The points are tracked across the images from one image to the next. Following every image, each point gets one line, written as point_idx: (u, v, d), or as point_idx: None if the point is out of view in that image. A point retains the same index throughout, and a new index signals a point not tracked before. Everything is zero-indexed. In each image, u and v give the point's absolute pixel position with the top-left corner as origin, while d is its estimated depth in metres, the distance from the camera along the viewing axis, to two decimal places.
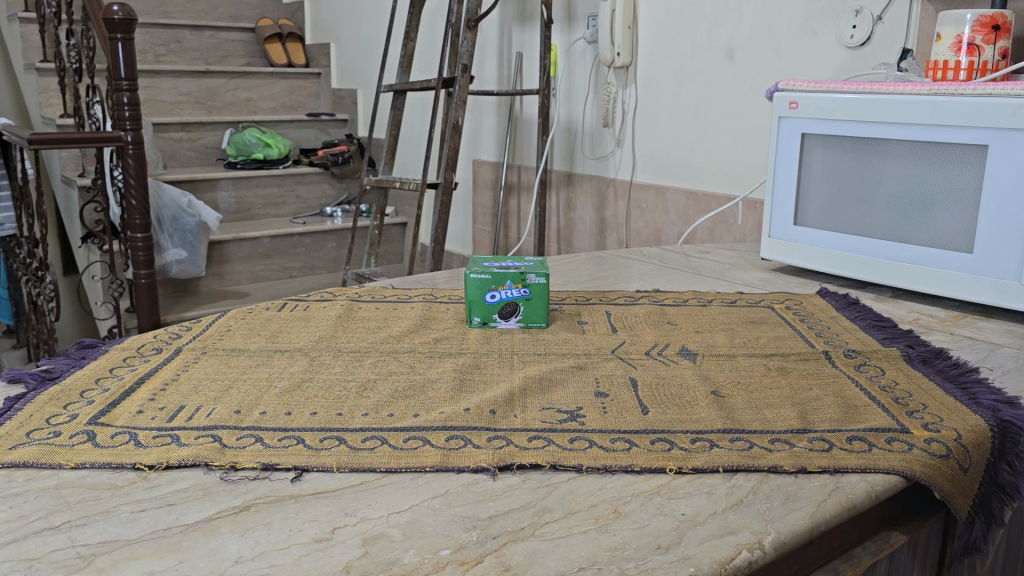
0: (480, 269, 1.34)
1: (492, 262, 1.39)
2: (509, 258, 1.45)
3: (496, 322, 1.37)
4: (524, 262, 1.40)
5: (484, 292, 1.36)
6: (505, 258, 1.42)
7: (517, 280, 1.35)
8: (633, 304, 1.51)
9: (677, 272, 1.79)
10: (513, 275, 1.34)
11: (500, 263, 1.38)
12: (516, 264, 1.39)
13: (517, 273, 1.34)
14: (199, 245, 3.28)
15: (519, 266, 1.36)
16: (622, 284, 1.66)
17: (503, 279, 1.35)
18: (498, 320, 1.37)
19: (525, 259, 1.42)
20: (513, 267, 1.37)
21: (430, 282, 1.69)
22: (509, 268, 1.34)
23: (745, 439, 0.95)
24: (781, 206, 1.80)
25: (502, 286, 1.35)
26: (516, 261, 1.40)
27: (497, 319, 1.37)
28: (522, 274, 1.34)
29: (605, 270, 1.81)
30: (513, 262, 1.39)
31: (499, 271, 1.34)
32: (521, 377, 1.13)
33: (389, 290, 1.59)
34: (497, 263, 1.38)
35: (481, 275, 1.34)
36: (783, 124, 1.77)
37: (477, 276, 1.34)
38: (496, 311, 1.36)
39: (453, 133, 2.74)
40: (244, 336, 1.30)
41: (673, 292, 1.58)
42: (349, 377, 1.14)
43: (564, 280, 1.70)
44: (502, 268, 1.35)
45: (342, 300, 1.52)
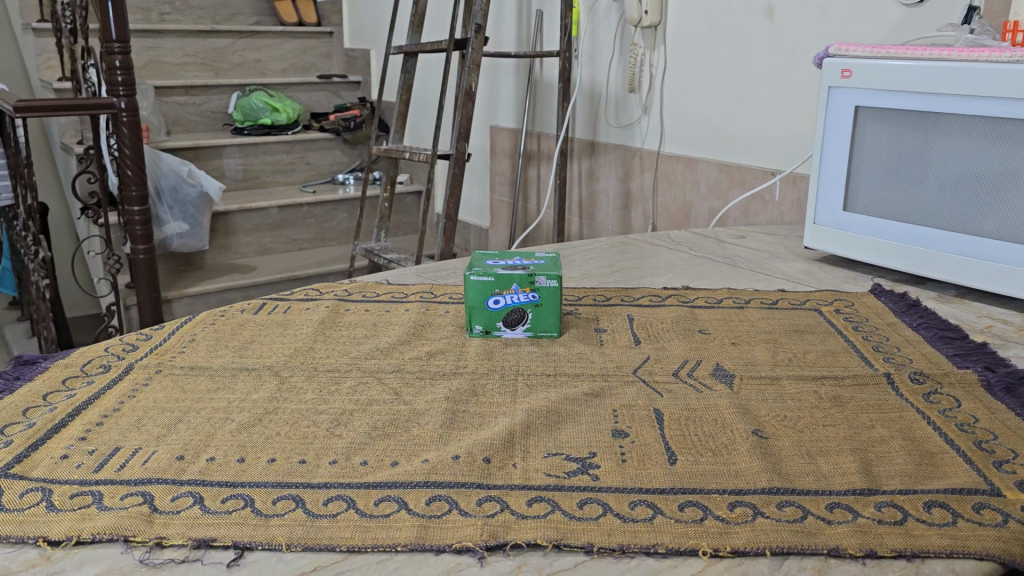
0: (482, 272, 1.15)
1: (497, 260, 1.21)
2: (515, 254, 1.26)
3: (500, 330, 1.19)
4: (538, 260, 1.21)
5: (486, 297, 1.17)
6: (512, 255, 1.24)
7: (523, 284, 1.16)
8: (660, 306, 1.32)
9: (710, 263, 1.59)
10: (519, 279, 1.15)
11: (509, 262, 1.20)
12: (527, 263, 1.20)
13: (525, 277, 1.15)
14: (200, 218, 3.10)
15: (529, 267, 1.17)
16: (647, 280, 1.47)
17: (508, 282, 1.16)
18: (502, 327, 1.19)
19: (540, 257, 1.23)
20: (522, 268, 1.17)
21: (432, 275, 1.51)
22: (514, 271, 1.15)
23: (797, 505, 0.77)
24: (828, 188, 1.58)
25: (508, 291, 1.16)
26: (528, 260, 1.21)
27: (501, 327, 1.19)
28: (530, 277, 1.15)
29: (629, 259, 1.61)
30: (523, 262, 1.20)
31: (504, 274, 1.15)
32: (525, 409, 0.95)
33: (385, 288, 1.41)
34: (506, 262, 1.20)
35: (484, 278, 1.16)
36: (833, 95, 1.55)
37: (479, 279, 1.16)
38: (501, 317, 1.18)
39: (464, 99, 2.52)
40: (209, 350, 1.13)
41: (705, 292, 1.39)
42: (321, 407, 0.96)
43: (583, 274, 1.50)
44: (508, 270, 1.16)
45: (330, 299, 1.34)
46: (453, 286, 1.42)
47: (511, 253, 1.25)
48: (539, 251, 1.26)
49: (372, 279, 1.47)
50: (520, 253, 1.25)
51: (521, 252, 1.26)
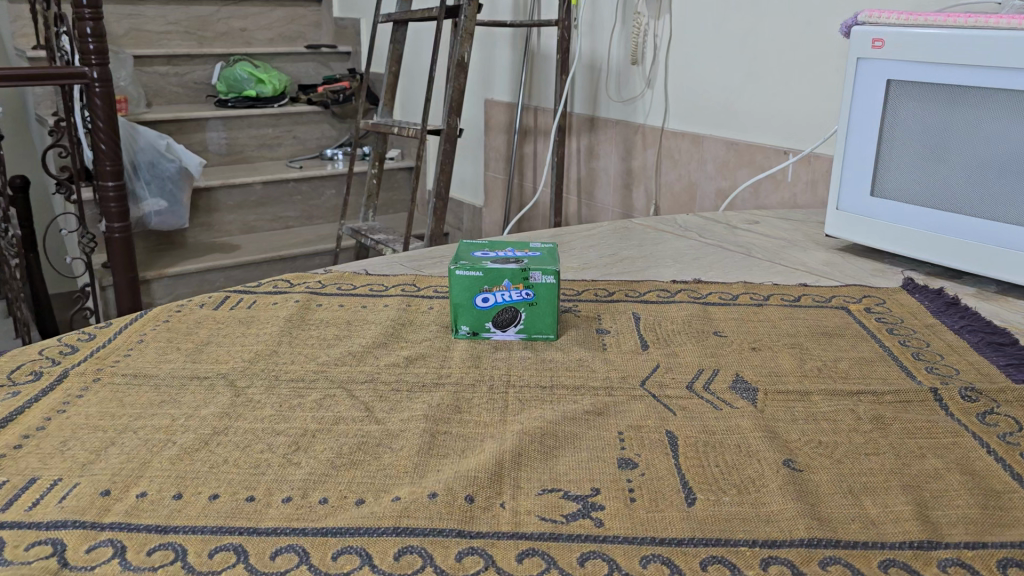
0: (470, 267, 1.01)
1: (488, 252, 1.07)
2: (508, 244, 1.12)
3: (490, 332, 1.05)
4: (534, 252, 1.07)
5: (474, 294, 1.03)
6: (503, 245, 1.10)
7: (516, 281, 1.02)
8: (670, 305, 1.18)
9: (724, 252, 1.45)
10: (512, 274, 1.01)
11: (501, 255, 1.06)
12: (520, 256, 1.05)
13: (518, 272, 1.01)
14: (180, 194, 2.94)
15: (523, 261, 1.03)
16: (656, 273, 1.33)
17: (499, 278, 1.02)
18: (492, 327, 1.05)
19: (537, 249, 1.09)
20: (515, 261, 1.03)
21: (417, 263, 1.36)
22: (506, 265, 1.01)
23: (845, 564, 0.63)
24: (854, 172, 1.44)
25: (498, 288, 1.02)
26: (521, 253, 1.07)
27: (490, 327, 1.05)
28: (524, 273, 1.01)
29: (634, 246, 1.47)
30: (516, 255, 1.06)
31: (494, 269, 1.01)
32: (517, 431, 0.82)
33: (363, 280, 1.27)
34: (498, 254, 1.06)
35: (471, 273, 1.01)
36: (862, 68, 1.40)
37: (466, 274, 1.01)
38: (490, 316, 1.04)
39: (457, 70, 2.35)
40: (158, 353, 0.99)
41: (720, 287, 1.25)
42: (280, 427, 0.83)
43: (584, 265, 1.36)
44: (499, 264, 1.02)
45: (301, 292, 1.20)
46: (439, 278, 1.28)
47: (504, 243, 1.11)
48: (535, 240, 1.12)
49: (349, 268, 1.32)
50: (514, 242, 1.11)
51: (515, 241, 1.12)
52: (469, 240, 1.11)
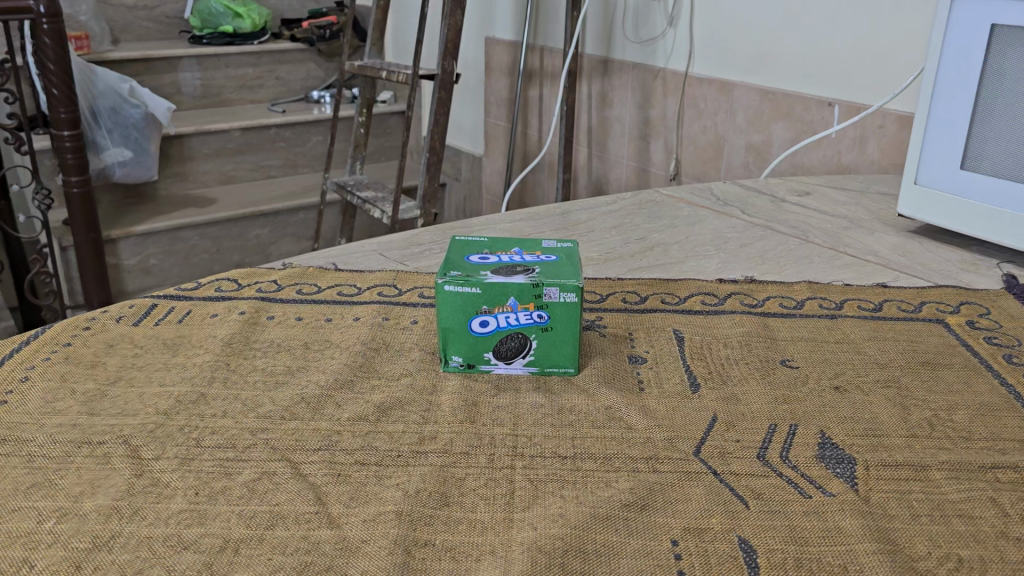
0: (465, 280, 0.76)
1: (487, 257, 0.83)
2: (515, 245, 0.86)
3: (490, 363, 0.80)
4: (547, 258, 0.83)
5: (469, 317, 0.78)
6: (507, 247, 0.85)
7: (526, 300, 0.77)
8: (720, 319, 0.92)
9: (776, 235, 1.18)
10: (521, 290, 0.77)
11: (505, 263, 0.81)
12: (529, 264, 0.81)
13: (530, 289, 0.76)
14: (147, 144, 2.64)
15: (535, 272, 0.79)
16: (696, 268, 1.07)
17: (503, 294, 0.77)
18: (491, 357, 0.80)
19: (551, 252, 0.84)
20: (524, 272, 0.79)
21: (400, 252, 1.11)
22: (513, 278, 0.77)
23: None
24: (940, 139, 1.17)
25: (503, 309, 0.77)
26: (531, 259, 0.82)
27: (490, 357, 0.80)
28: (537, 290, 0.77)
29: (667, 228, 1.21)
30: (525, 263, 0.81)
31: (497, 283, 0.76)
32: (529, 547, 0.57)
33: (330, 279, 1.01)
34: (501, 261, 0.81)
35: (467, 288, 0.77)
36: (957, 9, 1.12)
37: (461, 289, 0.77)
38: (490, 344, 0.79)
39: (453, 5, 2.03)
40: (44, 400, 0.74)
41: (781, 293, 0.99)
42: (189, 534, 0.58)
43: (606, 256, 1.10)
44: (504, 277, 0.77)
45: (249, 299, 0.94)
46: (427, 276, 1.02)
47: (507, 244, 0.87)
48: (547, 239, 0.88)
49: (314, 259, 1.06)
50: (521, 241, 0.87)
51: (521, 240, 0.88)
52: (460, 239, 0.87)
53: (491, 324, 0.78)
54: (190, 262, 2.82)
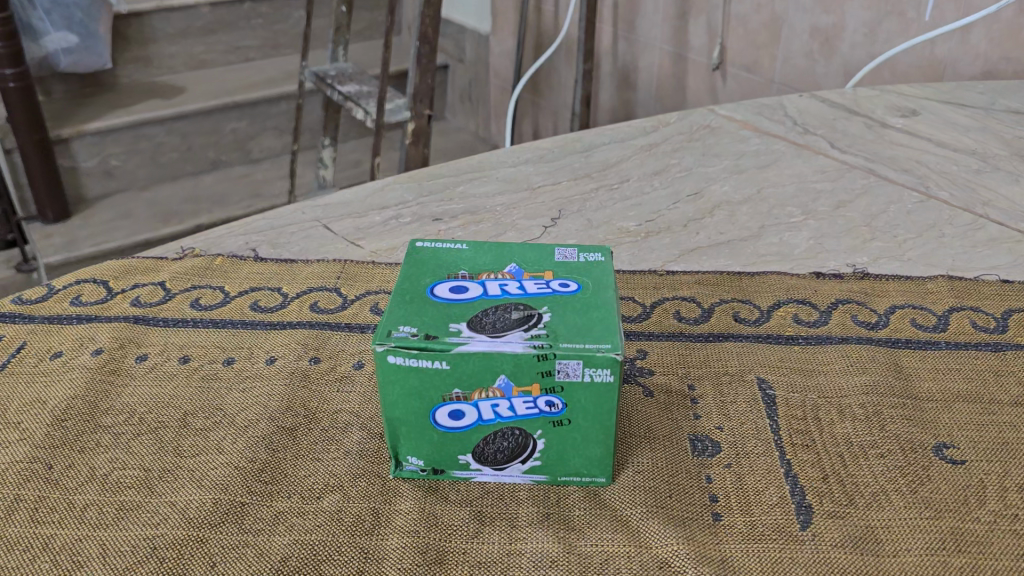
0: (423, 351, 0.44)
1: (465, 285, 0.50)
2: (515, 260, 0.53)
3: (469, 469, 0.49)
4: (563, 288, 0.50)
5: (432, 407, 0.47)
6: (500, 266, 0.53)
7: (526, 381, 0.45)
8: (824, 354, 0.60)
9: (883, 186, 0.84)
10: (518, 366, 0.45)
11: (493, 300, 0.49)
12: (532, 301, 0.49)
13: (532, 363, 0.44)
14: (98, 26, 1.96)
15: (542, 324, 0.46)
16: (779, 249, 0.74)
17: (487, 372, 0.45)
18: (471, 461, 0.49)
19: (569, 275, 0.51)
20: (524, 324, 0.46)
21: (353, 221, 0.78)
22: (506, 344, 0.44)
23: None
24: None
25: (488, 393, 0.46)
26: (536, 291, 0.50)
27: (468, 460, 0.49)
28: (545, 365, 0.45)
29: (729, 174, 0.87)
30: (527, 299, 0.49)
31: (477, 356, 0.44)
32: None
33: (243, 279, 0.69)
34: (485, 297, 0.49)
35: (427, 362, 0.45)
36: None
37: (417, 363, 0.45)
38: (467, 444, 0.48)
39: None
40: None
41: (909, 301, 0.66)
42: None
43: (647, 227, 0.77)
44: (489, 339, 0.45)
45: (116, 323, 0.63)
46: (386, 274, 0.70)
47: (499, 256, 0.54)
48: (563, 246, 0.55)
49: (229, 241, 0.74)
50: (522, 251, 0.54)
51: (521, 246, 0.55)
52: (424, 245, 0.54)
53: (468, 415, 0.47)
54: (160, 162, 2.04)
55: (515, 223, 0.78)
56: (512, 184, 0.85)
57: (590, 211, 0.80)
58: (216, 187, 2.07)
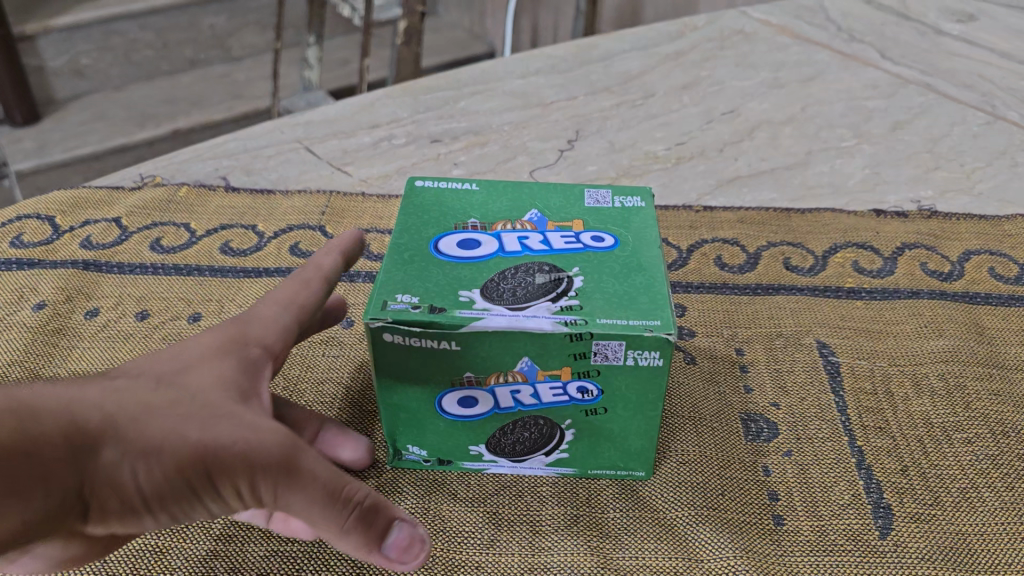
0: (429, 330, 0.35)
1: (477, 238, 0.40)
2: (537, 203, 0.43)
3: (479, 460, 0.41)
4: (596, 244, 0.40)
5: (438, 395, 0.38)
6: (517, 211, 0.42)
7: (555, 365, 0.36)
8: (891, 311, 0.52)
9: (944, 105, 0.74)
10: (544, 347, 0.36)
11: (512, 257, 0.39)
12: (560, 259, 0.39)
13: (562, 344, 0.36)
14: None
15: (574, 292, 0.37)
16: (831, 181, 0.64)
17: (506, 356, 0.36)
18: (483, 452, 0.41)
19: (602, 226, 0.41)
20: (553, 291, 0.37)
21: (339, 143, 0.68)
22: (532, 320, 0.35)
23: None
24: None
25: (508, 377, 0.37)
26: (564, 247, 0.40)
27: (481, 450, 0.41)
28: (580, 347, 0.36)
29: (767, 88, 0.76)
30: (554, 258, 0.39)
31: (495, 336, 0.35)
32: None
33: (212, 216, 0.59)
34: (504, 255, 0.39)
35: (432, 341, 0.36)
36: None
37: (420, 342, 0.36)
38: (480, 434, 0.40)
39: None
40: None
41: (986, 245, 0.57)
42: None
43: (677, 152, 0.67)
44: (509, 312, 0.36)
45: (62, 269, 0.54)
46: (377, 208, 0.60)
47: (518, 199, 0.44)
48: (592, 187, 0.44)
49: (195, 170, 0.64)
50: (544, 193, 0.44)
51: (543, 185, 0.45)
52: (425, 184, 0.44)
53: (482, 403, 0.38)
54: (130, 60, 1.45)
55: (525, 145, 0.68)
56: (520, 99, 0.74)
57: (611, 132, 0.70)
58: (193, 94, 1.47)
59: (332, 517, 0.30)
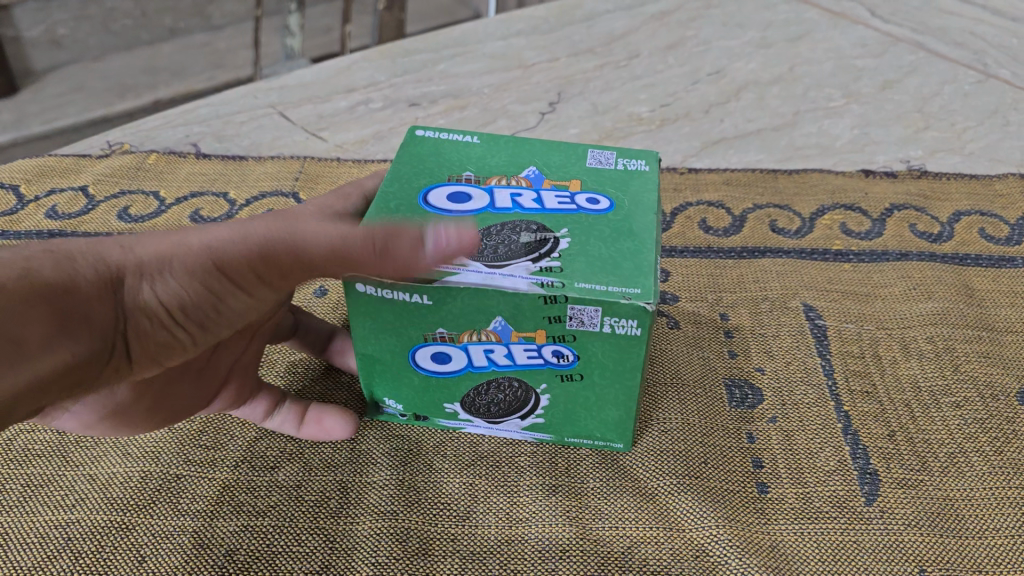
0: (400, 282, 0.34)
1: (467, 191, 0.37)
2: (537, 160, 0.40)
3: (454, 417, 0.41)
4: (590, 207, 0.37)
5: (412, 347, 0.37)
6: (512, 167, 0.40)
7: (529, 327, 0.35)
8: (881, 274, 0.50)
9: (935, 63, 0.72)
10: (518, 308, 0.34)
11: (500, 214, 0.36)
12: (553, 218, 0.36)
13: (538, 307, 0.34)
14: None
15: (557, 254, 0.35)
16: (819, 142, 0.63)
17: (477, 317, 0.35)
18: (459, 411, 0.40)
19: (601, 187, 0.38)
20: (535, 250, 0.35)
21: (314, 108, 0.66)
22: (506, 280, 0.33)
23: None
24: None
25: (482, 337, 0.36)
26: (557, 207, 0.37)
27: (456, 409, 0.40)
28: (555, 310, 0.34)
29: (754, 48, 0.74)
30: (544, 217, 0.36)
31: (468, 295, 0.34)
32: None
33: (183, 183, 0.57)
34: (492, 212, 0.36)
35: (404, 295, 0.34)
36: None
37: (392, 294, 0.34)
38: (456, 392, 0.39)
39: None
40: None
41: (977, 206, 0.55)
42: None
43: (661, 114, 0.66)
44: (486, 270, 0.34)
45: (27, 240, 0.52)
46: (352, 173, 0.58)
47: (518, 155, 0.41)
48: (597, 147, 0.41)
49: (165, 138, 0.62)
50: (546, 151, 0.41)
51: (548, 143, 0.42)
52: (425, 133, 0.41)
53: (455, 360, 0.37)
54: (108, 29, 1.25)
55: (504, 108, 0.66)
56: (500, 61, 0.72)
57: (593, 93, 0.68)
58: (176, 64, 1.29)
59: (342, 251, 0.32)
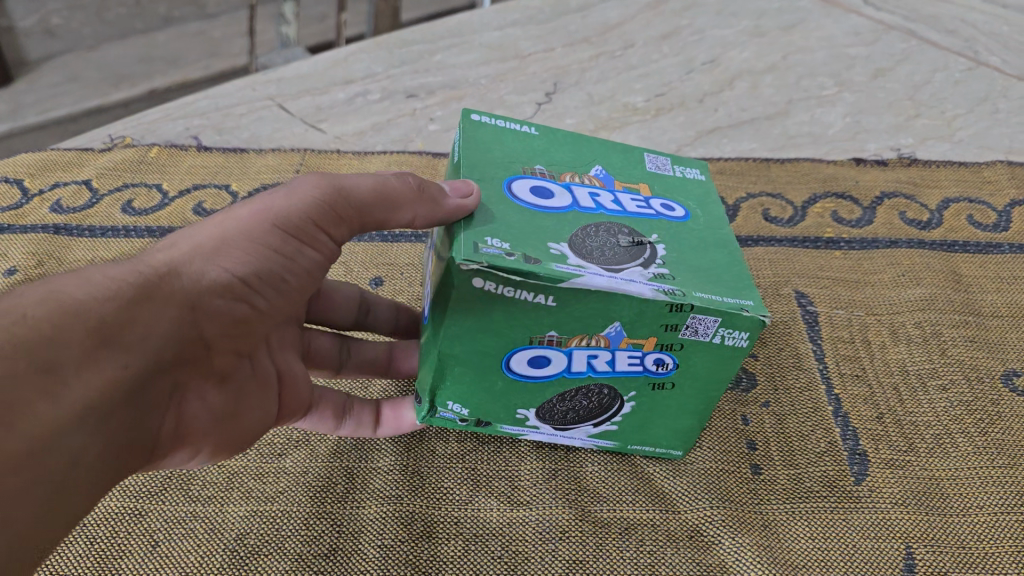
0: (529, 281, 0.30)
1: (549, 187, 0.34)
2: (597, 157, 0.38)
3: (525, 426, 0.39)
4: (667, 213, 0.36)
5: (506, 354, 0.33)
6: (577, 163, 0.37)
7: (643, 333, 0.32)
8: (871, 261, 0.52)
9: (926, 51, 0.73)
10: (638, 314, 0.31)
11: (590, 214, 0.34)
12: (639, 222, 0.34)
13: (659, 313, 0.31)
14: None
15: (661, 261, 0.33)
16: (811, 131, 0.64)
17: (590, 321, 0.32)
18: (529, 417, 0.38)
19: (670, 194, 0.37)
20: (640, 258, 0.32)
21: (312, 100, 0.66)
22: (632, 284, 0.30)
23: None
24: None
25: (591, 342, 0.33)
26: (637, 210, 0.35)
27: (527, 415, 0.38)
28: (673, 318, 0.32)
29: (748, 37, 0.75)
30: (631, 220, 0.34)
31: (593, 299, 0.31)
32: None
33: (184, 176, 0.58)
34: (580, 211, 0.34)
35: (526, 295, 0.30)
36: None
37: (511, 292, 0.30)
38: (535, 398, 0.37)
39: None
40: None
41: (964, 193, 0.57)
42: None
43: (655, 104, 0.66)
44: (606, 273, 0.31)
45: (32, 234, 0.53)
46: (352, 165, 0.59)
47: (579, 150, 0.38)
48: (651, 150, 0.40)
49: (164, 131, 0.63)
50: (603, 149, 0.39)
51: (599, 140, 0.40)
52: (483, 119, 0.38)
53: (554, 363, 0.34)
54: (103, 20, 1.23)
55: (502, 99, 0.67)
56: (497, 51, 0.73)
57: (589, 83, 0.69)
58: (173, 53, 1.25)
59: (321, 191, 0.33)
